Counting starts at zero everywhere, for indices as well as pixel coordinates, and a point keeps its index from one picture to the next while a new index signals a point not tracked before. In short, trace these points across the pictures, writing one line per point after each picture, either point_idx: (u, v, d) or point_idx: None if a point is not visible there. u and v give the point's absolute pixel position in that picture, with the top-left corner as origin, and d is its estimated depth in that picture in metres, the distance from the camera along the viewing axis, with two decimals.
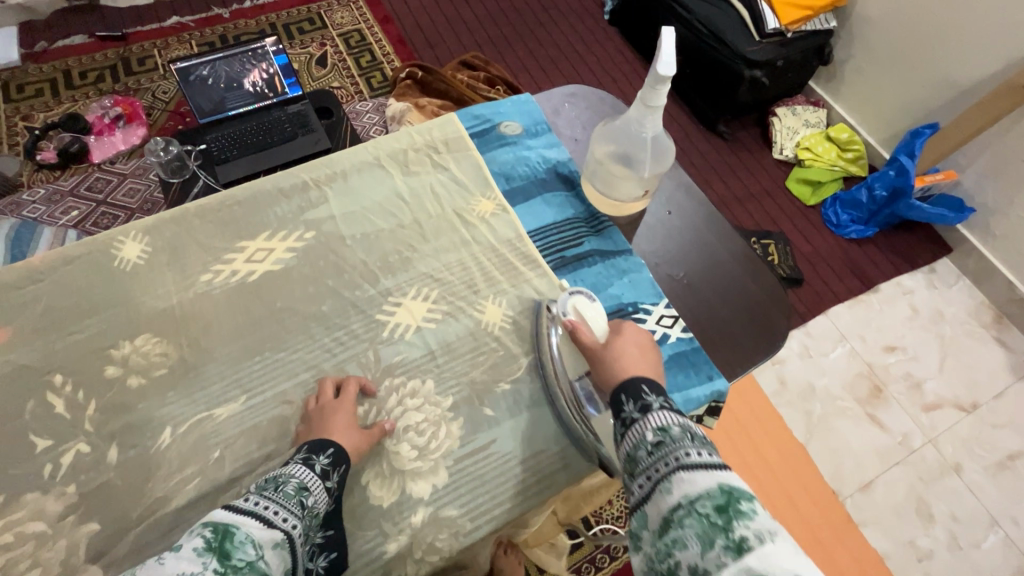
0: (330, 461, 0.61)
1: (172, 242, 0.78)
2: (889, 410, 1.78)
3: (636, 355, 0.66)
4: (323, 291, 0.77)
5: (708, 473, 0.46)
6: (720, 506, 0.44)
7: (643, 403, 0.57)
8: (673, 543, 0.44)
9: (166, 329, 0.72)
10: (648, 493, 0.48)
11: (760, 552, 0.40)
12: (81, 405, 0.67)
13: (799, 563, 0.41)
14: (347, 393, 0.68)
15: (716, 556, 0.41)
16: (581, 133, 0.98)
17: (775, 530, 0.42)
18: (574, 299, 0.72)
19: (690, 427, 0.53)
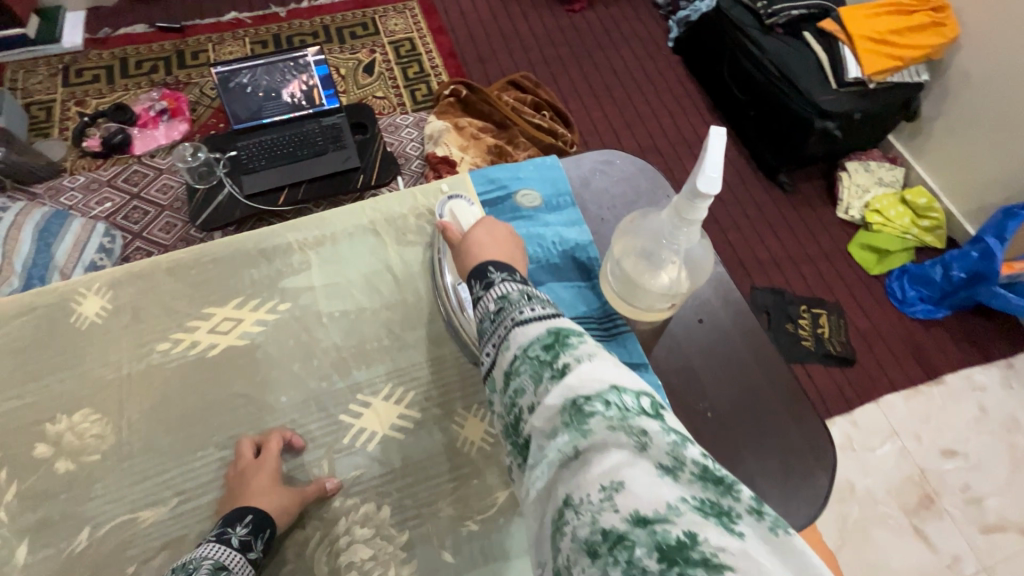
0: (250, 531, 0.57)
1: (135, 301, 0.71)
2: (940, 526, 1.57)
3: (499, 242, 0.63)
4: (287, 378, 0.68)
5: (538, 323, 0.45)
6: (547, 345, 0.42)
7: (486, 280, 0.53)
8: (514, 392, 0.42)
9: (108, 405, 0.65)
10: (492, 358, 0.47)
11: (578, 373, 0.39)
12: (1, 488, 0.60)
13: (620, 371, 0.40)
14: (267, 455, 0.62)
15: (543, 386, 0.40)
16: (610, 209, 0.86)
17: (598, 350, 0.41)
18: (449, 204, 0.75)
19: (530, 286, 0.51)
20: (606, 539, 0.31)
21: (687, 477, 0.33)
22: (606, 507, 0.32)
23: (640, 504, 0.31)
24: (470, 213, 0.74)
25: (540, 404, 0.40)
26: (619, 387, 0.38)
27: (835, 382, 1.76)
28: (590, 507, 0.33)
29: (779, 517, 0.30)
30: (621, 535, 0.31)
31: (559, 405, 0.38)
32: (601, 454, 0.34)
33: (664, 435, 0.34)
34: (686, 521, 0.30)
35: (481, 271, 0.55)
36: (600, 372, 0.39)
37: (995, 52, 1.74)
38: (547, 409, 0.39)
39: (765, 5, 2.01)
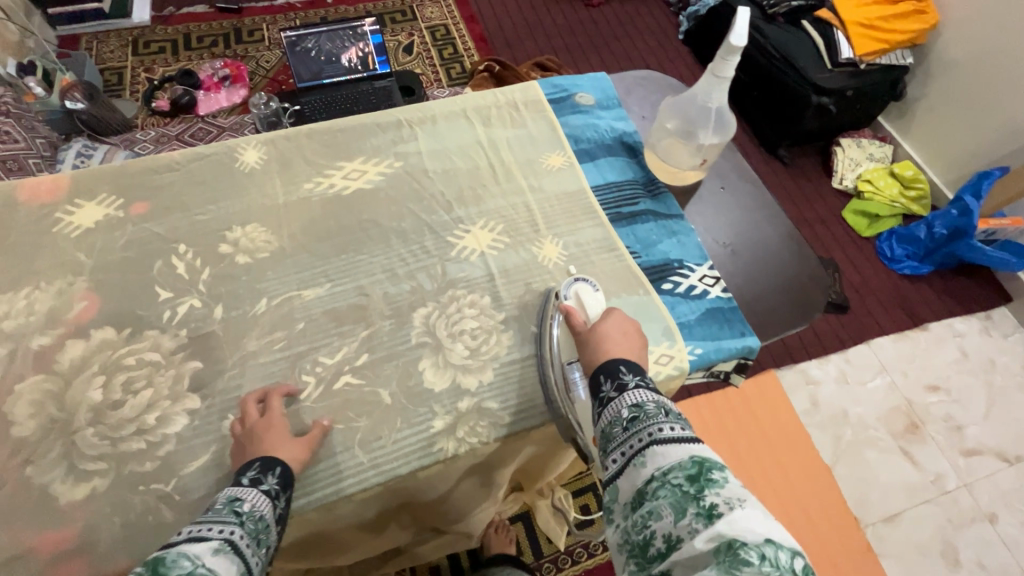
0: (259, 470, 0.60)
1: (284, 154, 0.91)
2: (925, 448, 1.75)
3: (623, 334, 0.71)
4: (404, 211, 0.88)
5: (681, 450, 0.54)
6: (691, 477, 0.51)
7: (621, 383, 0.63)
8: (651, 514, 0.51)
9: (271, 221, 0.84)
10: (626, 464, 0.56)
11: (728, 517, 0.47)
12: (198, 270, 0.79)
13: (760, 525, 0.47)
14: (273, 409, 0.68)
15: (689, 522, 0.48)
16: (648, 112, 1.06)
17: (742, 499, 0.49)
18: (575, 286, 0.76)
19: (663, 404, 0.60)
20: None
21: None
22: None
23: None
24: (597, 301, 0.76)
25: (683, 537, 0.48)
26: (769, 542, 0.45)
27: (830, 326, 1.95)
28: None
29: None
30: None
31: (709, 546, 0.46)
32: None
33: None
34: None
35: (613, 372, 0.64)
36: (749, 524, 0.46)
37: (971, 36, 1.97)
38: (694, 547, 0.47)
39: None
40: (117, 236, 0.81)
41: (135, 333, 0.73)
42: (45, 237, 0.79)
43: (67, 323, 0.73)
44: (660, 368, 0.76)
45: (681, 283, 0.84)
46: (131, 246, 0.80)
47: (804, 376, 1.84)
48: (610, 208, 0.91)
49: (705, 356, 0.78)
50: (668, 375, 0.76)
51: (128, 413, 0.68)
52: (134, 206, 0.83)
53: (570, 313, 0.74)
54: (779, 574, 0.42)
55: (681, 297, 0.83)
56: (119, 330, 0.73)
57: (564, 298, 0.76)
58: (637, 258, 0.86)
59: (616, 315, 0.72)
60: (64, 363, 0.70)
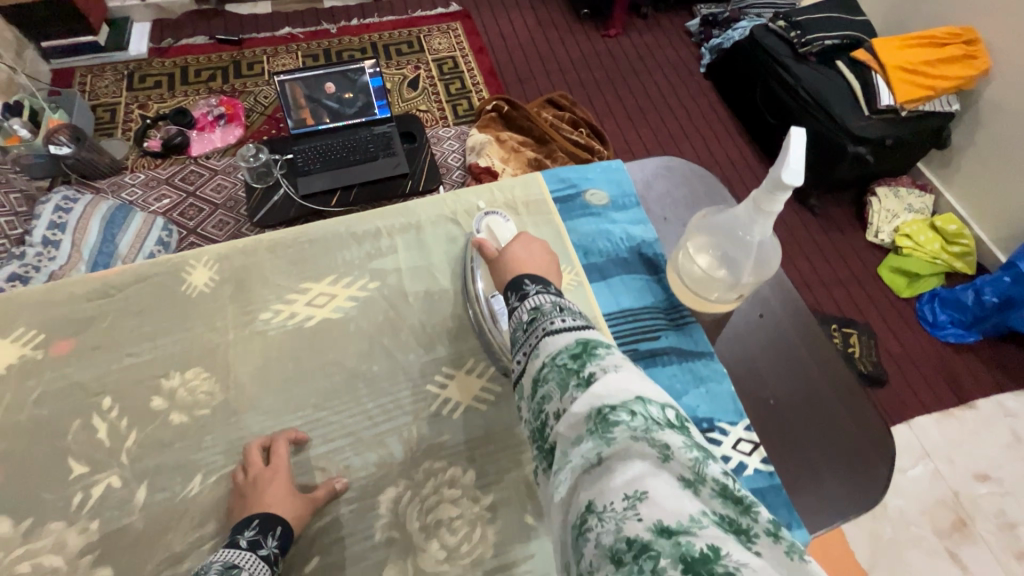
0: (257, 530, 0.57)
1: (240, 273, 0.77)
2: (974, 550, 1.55)
3: (536, 255, 0.64)
4: (377, 349, 0.73)
5: (568, 334, 0.47)
6: (576, 357, 0.44)
7: (520, 288, 0.55)
8: (542, 399, 0.44)
9: (216, 365, 0.70)
10: (520, 362, 0.49)
11: (604, 383, 0.40)
12: (122, 435, 0.65)
13: (644, 386, 0.41)
14: (278, 457, 0.63)
15: (570, 395, 0.42)
16: (671, 211, 0.91)
17: (625, 364, 0.42)
18: (486, 220, 0.80)
19: (563, 301, 0.52)
20: (629, 546, 0.32)
21: (706, 492, 0.33)
22: (628, 515, 0.33)
23: (664, 514, 0.32)
24: (506, 230, 0.79)
25: (565, 409, 0.41)
26: (644, 399, 0.39)
27: None
28: (614, 514, 0.34)
29: (795, 540, 0.31)
30: (645, 545, 0.31)
31: (585, 413, 0.39)
32: (623, 463, 0.35)
33: (685, 448, 0.35)
34: (707, 535, 0.31)
35: (514, 283, 0.56)
36: (625, 386, 0.40)
37: None
38: (574, 418, 0.40)
39: (799, 34, 2.09)
40: (31, 386, 0.67)
41: (35, 526, 0.60)
42: None
43: None
44: None
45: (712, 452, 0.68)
46: (44, 401, 0.66)
47: None
48: (625, 344, 0.76)
49: None
50: None
51: None
52: (55, 344, 0.70)
53: (478, 245, 0.68)
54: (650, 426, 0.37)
55: None
56: (17, 522, 0.60)
57: (478, 233, 0.80)
58: None
59: (524, 237, 0.66)
60: None
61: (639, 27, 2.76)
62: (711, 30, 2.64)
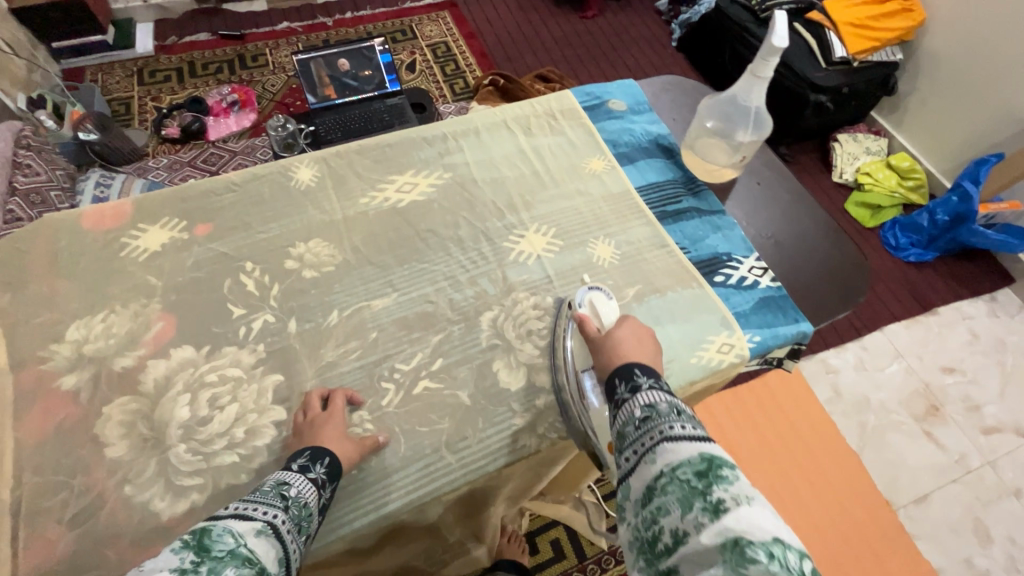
0: (310, 458, 0.63)
1: (337, 170, 0.93)
2: (946, 428, 1.78)
3: (637, 341, 0.72)
4: (459, 220, 0.90)
5: (690, 446, 0.53)
6: (700, 473, 0.50)
7: (633, 382, 0.63)
8: (658, 510, 0.50)
9: (332, 236, 0.86)
10: (634, 459, 0.55)
11: (736, 514, 0.46)
12: (267, 286, 0.81)
13: (771, 524, 0.46)
14: (336, 404, 0.70)
15: (695, 518, 0.47)
16: (679, 115, 1.11)
17: (750, 496, 0.48)
18: (589, 294, 0.81)
19: (676, 403, 0.59)
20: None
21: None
22: None
23: None
24: (609, 308, 0.79)
25: (690, 532, 0.47)
26: (777, 543, 0.45)
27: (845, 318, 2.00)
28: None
29: None
30: None
31: (715, 544, 0.45)
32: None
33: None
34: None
35: (628, 372, 0.64)
36: (758, 523, 0.46)
37: (958, 30, 2.05)
38: (699, 542, 0.46)
39: (759, 2, 2.34)
40: (185, 257, 0.82)
41: (214, 350, 0.75)
42: (115, 261, 0.81)
43: (146, 344, 0.74)
44: (723, 356, 0.79)
45: (732, 275, 0.88)
46: (199, 266, 0.82)
47: (823, 364, 1.87)
48: (655, 208, 0.95)
49: (763, 342, 0.82)
50: (731, 363, 0.80)
51: (217, 427, 0.69)
52: (197, 227, 0.85)
53: (581, 321, 0.76)
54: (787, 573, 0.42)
55: (734, 288, 0.86)
56: (198, 348, 0.75)
57: (579, 305, 0.80)
58: (687, 253, 0.90)
59: (628, 321, 0.74)
60: (148, 384, 0.71)
61: (614, 9, 2.99)
62: (679, 7, 2.89)
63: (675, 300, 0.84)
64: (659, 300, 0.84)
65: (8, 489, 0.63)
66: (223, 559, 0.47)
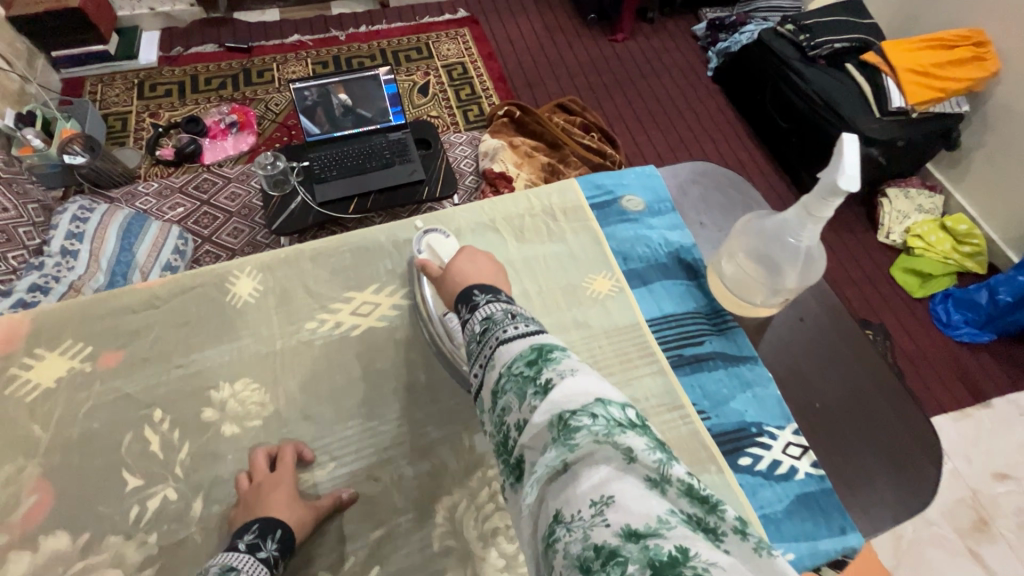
0: (256, 534, 0.56)
1: (283, 284, 0.77)
2: (996, 548, 1.52)
3: (483, 270, 0.59)
4: (423, 358, 0.73)
5: (520, 340, 0.44)
6: (530, 361, 0.41)
7: (467, 299, 0.51)
8: (502, 411, 0.41)
9: (265, 376, 0.70)
10: (475, 376, 0.45)
11: (562, 387, 0.38)
12: (176, 446, 0.65)
13: (603, 386, 0.39)
14: (284, 464, 0.63)
15: (528, 403, 0.39)
16: (707, 217, 0.92)
17: (582, 365, 0.40)
18: (426, 239, 0.78)
19: (515, 306, 0.49)
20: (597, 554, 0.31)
21: (673, 491, 0.33)
22: (597, 522, 0.32)
23: (631, 517, 0.31)
24: (449, 246, 0.76)
25: (526, 419, 0.39)
26: (604, 401, 0.38)
27: None
28: (581, 523, 0.33)
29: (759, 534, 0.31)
30: (614, 550, 0.30)
31: (545, 422, 0.37)
32: (590, 469, 0.34)
33: (650, 449, 0.34)
34: (675, 536, 0.30)
35: (463, 292, 0.52)
36: (584, 387, 0.38)
37: None
38: (534, 426, 0.38)
39: (808, 38, 2.11)
40: (82, 399, 0.67)
41: (94, 541, 0.59)
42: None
43: (11, 528, 0.59)
44: None
45: (762, 457, 0.69)
46: (96, 414, 0.66)
47: None
48: (670, 349, 0.76)
49: (798, 562, 0.63)
50: None
51: None
52: (103, 357, 0.70)
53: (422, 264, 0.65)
54: (613, 428, 0.35)
55: (764, 478, 0.67)
56: (74, 537, 0.59)
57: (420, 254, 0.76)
58: (705, 420, 0.71)
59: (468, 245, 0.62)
60: None
61: (646, 32, 2.77)
62: (717, 34, 2.66)
63: None
64: None
65: None
66: None
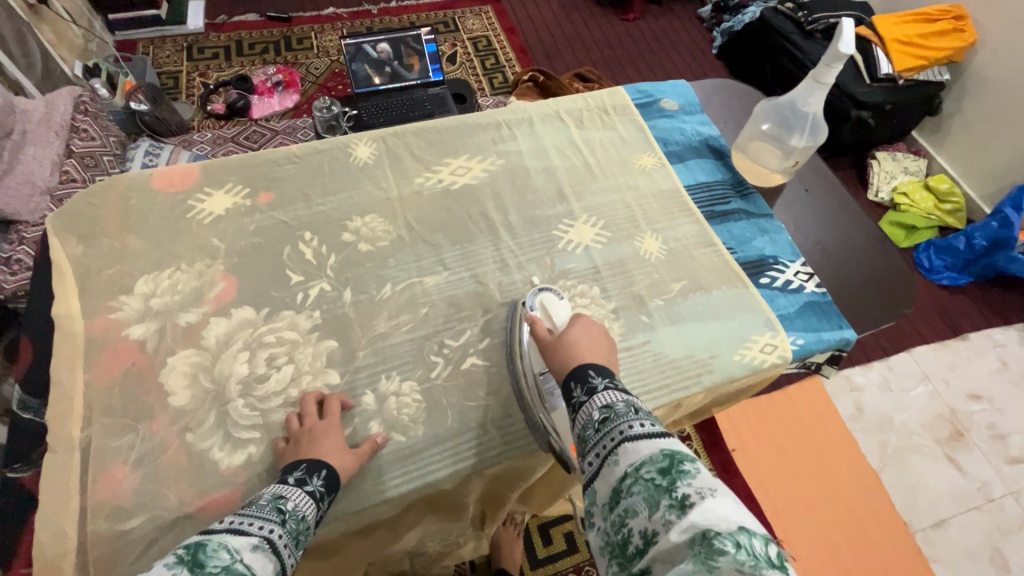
0: (305, 472, 0.61)
1: (393, 151, 0.96)
2: (970, 455, 1.69)
3: (594, 339, 0.71)
4: (509, 206, 0.92)
5: (649, 444, 0.54)
6: (664, 470, 0.51)
7: (590, 385, 0.63)
8: (627, 512, 0.51)
9: (387, 213, 0.89)
10: (600, 463, 0.56)
11: (701, 508, 0.47)
12: (324, 256, 0.83)
13: (734, 512, 0.47)
14: (330, 412, 0.69)
15: (663, 516, 0.48)
16: (729, 118, 1.11)
17: (714, 487, 0.49)
18: (540, 296, 0.78)
19: (633, 403, 0.60)
20: None
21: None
22: None
23: None
24: (562, 309, 0.77)
25: (660, 531, 0.48)
26: (744, 530, 0.46)
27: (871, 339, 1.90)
28: None
29: None
30: None
31: (683, 540, 0.46)
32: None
33: None
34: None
35: (585, 374, 0.64)
36: (722, 513, 0.46)
37: (1008, 53, 2.00)
38: (669, 539, 0.46)
39: (805, 14, 2.32)
40: (247, 222, 0.85)
41: (273, 313, 0.77)
42: (182, 221, 0.84)
43: (209, 302, 0.77)
44: (766, 357, 0.80)
45: (778, 278, 0.88)
46: (260, 232, 0.85)
47: (848, 382, 1.77)
48: (704, 207, 0.96)
49: (806, 346, 0.82)
50: (773, 363, 0.81)
51: (274, 386, 0.72)
52: (260, 195, 0.88)
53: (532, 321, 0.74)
54: (755, 561, 0.43)
55: (780, 291, 0.87)
56: (258, 310, 0.77)
57: (532, 309, 0.77)
58: (734, 253, 0.90)
59: (584, 322, 0.73)
60: (209, 340, 0.74)
61: (655, 13, 2.99)
62: (722, 15, 2.88)
63: (719, 298, 0.85)
64: (705, 297, 0.85)
65: (78, 427, 0.67)
66: (217, 575, 0.46)
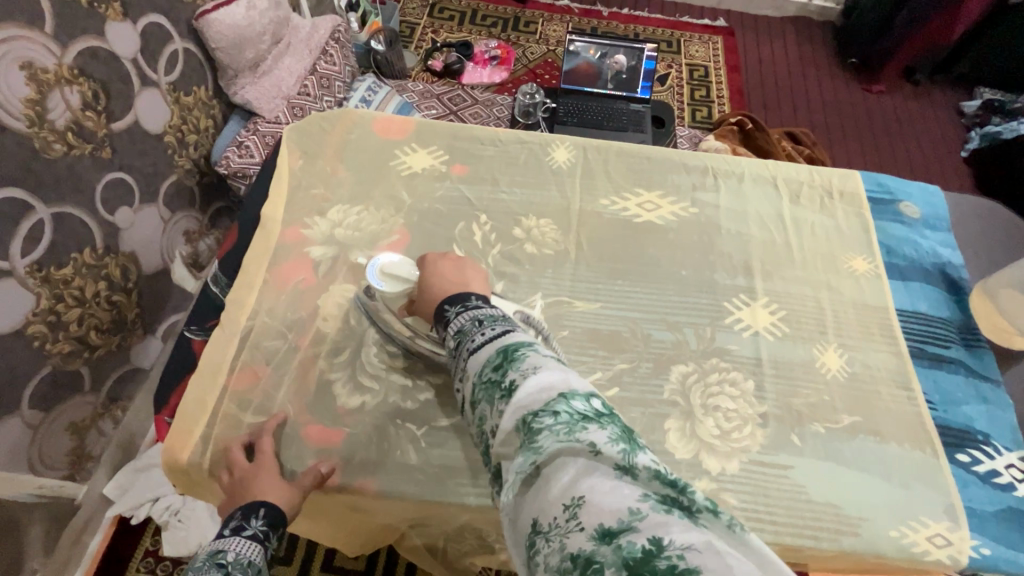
0: (241, 517, 0.62)
1: (589, 163, 0.94)
2: None
3: (458, 271, 0.68)
4: (688, 260, 0.85)
5: (487, 349, 0.50)
6: (496, 368, 0.48)
7: (442, 315, 0.59)
8: (480, 422, 0.47)
9: (559, 223, 0.87)
10: (459, 388, 0.52)
11: (524, 388, 0.44)
12: (490, 244, 0.84)
13: (560, 378, 0.44)
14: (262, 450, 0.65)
15: (499, 409, 0.45)
16: (981, 250, 0.93)
17: (541, 364, 0.46)
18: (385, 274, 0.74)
19: (481, 313, 0.56)
20: (575, 562, 0.34)
21: (643, 477, 0.36)
22: (571, 528, 0.35)
23: (603, 517, 0.35)
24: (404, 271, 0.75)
25: (498, 425, 0.45)
26: (566, 395, 0.43)
27: None
28: (559, 529, 0.36)
29: (730, 514, 0.35)
30: (590, 557, 0.34)
31: (514, 426, 0.43)
32: (558, 471, 0.38)
33: (605, 441, 0.38)
34: (648, 526, 0.34)
35: (441, 310, 0.60)
36: (543, 384, 0.44)
37: None
38: (505, 431, 0.44)
39: None
40: (436, 187, 0.89)
41: None
42: (385, 167, 0.90)
43: (381, 248, 0.82)
44: (932, 548, 0.65)
45: (982, 462, 0.71)
46: (443, 200, 0.88)
47: None
48: (912, 341, 0.80)
49: (993, 560, 0.65)
50: (937, 561, 0.64)
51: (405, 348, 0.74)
52: (456, 166, 0.92)
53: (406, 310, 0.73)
54: (574, 422, 0.40)
55: (977, 478, 0.70)
56: None
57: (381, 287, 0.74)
58: (932, 409, 0.75)
59: (430, 272, 0.67)
60: (370, 283, 0.79)
61: (906, 92, 2.61)
62: (991, 115, 2.41)
63: (893, 453, 0.71)
64: (878, 446, 0.71)
65: (245, 316, 0.75)
66: None
